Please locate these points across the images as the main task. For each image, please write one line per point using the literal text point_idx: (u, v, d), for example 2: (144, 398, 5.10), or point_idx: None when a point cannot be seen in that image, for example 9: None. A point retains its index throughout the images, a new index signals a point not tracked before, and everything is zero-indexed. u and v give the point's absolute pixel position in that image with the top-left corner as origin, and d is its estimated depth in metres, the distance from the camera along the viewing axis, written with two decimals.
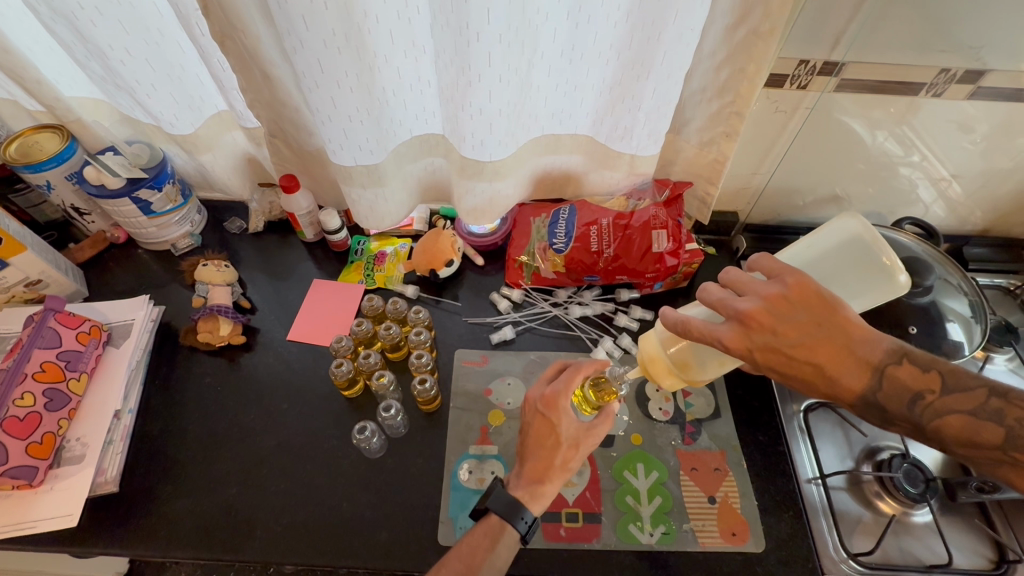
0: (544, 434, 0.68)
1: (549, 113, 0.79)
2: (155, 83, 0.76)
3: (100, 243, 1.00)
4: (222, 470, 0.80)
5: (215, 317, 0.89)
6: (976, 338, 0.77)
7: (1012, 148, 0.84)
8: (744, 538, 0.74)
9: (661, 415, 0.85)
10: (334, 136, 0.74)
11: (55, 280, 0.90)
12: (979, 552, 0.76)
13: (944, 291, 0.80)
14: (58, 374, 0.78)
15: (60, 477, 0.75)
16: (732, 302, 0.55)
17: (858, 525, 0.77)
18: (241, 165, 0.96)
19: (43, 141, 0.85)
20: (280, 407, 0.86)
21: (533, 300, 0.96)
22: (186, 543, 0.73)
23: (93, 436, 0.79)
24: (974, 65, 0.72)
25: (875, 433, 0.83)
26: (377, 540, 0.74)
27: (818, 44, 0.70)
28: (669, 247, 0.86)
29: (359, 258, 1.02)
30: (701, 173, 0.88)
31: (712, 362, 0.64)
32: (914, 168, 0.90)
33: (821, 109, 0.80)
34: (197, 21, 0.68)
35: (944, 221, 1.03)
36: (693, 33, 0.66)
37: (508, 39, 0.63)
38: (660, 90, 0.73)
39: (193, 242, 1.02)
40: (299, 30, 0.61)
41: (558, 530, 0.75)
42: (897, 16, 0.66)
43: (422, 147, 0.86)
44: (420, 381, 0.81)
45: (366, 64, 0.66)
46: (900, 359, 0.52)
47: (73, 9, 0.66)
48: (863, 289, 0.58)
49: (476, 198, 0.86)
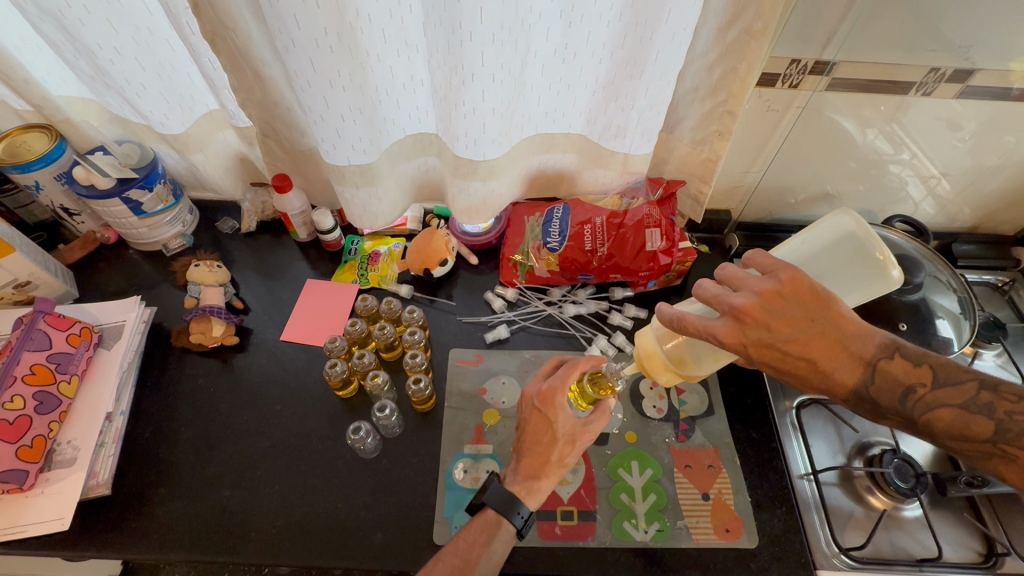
0: (541, 430, 0.68)
1: (542, 112, 0.79)
2: (145, 82, 0.76)
3: (90, 244, 0.99)
4: (216, 472, 0.79)
5: (208, 317, 0.88)
6: (965, 334, 0.78)
7: (1000, 146, 0.85)
8: (738, 534, 0.75)
9: (656, 413, 0.85)
10: (327, 135, 0.73)
11: (45, 281, 0.89)
12: (967, 545, 0.77)
13: (934, 288, 0.80)
14: (48, 376, 0.77)
15: (51, 481, 0.74)
16: (726, 297, 0.55)
17: (849, 520, 0.78)
18: (232, 164, 0.95)
19: (32, 141, 0.85)
20: (274, 407, 0.85)
21: (527, 300, 0.96)
22: (180, 545, 0.73)
23: (84, 438, 0.78)
24: (963, 64, 0.72)
25: (866, 428, 0.85)
26: (372, 541, 0.74)
27: (810, 43, 0.70)
28: (662, 246, 0.87)
29: (353, 258, 1.01)
30: (693, 172, 0.88)
31: (707, 358, 0.64)
32: (905, 166, 0.91)
33: (812, 108, 0.80)
34: (187, 19, 0.68)
35: (934, 219, 1.04)
36: (685, 33, 0.66)
37: (501, 38, 0.63)
38: (653, 89, 0.73)
39: (185, 242, 1.01)
40: (291, 30, 0.60)
41: (553, 529, 0.75)
42: (887, 14, 0.67)
43: (415, 146, 0.86)
44: (415, 381, 0.81)
45: (359, 63, 0.66)
46: (892, 353, 0.53)
47: (60, 8, 0.65)
48: (857, 284, 0.59)
49: (471, 197, 0.86)
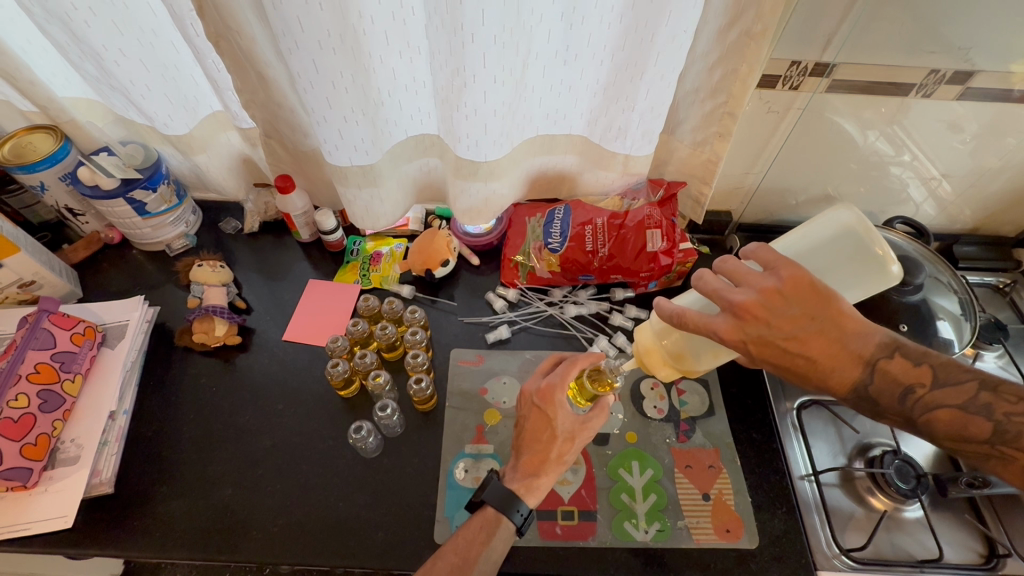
0: (540, 427, 0.69)
1: (543, 113, 0.80)
2: (150, 84, 0.76)
3: (94, 244, 1.00)
4: (218, 470, 0.80)
5: (210, 317, 0.88)
6: (965, 335, 0.78)
7: (1001, 148, 0.85)
8: (738, 534, 0.75)
9: (656, 413, 0.85)
10: (330, 136, 0.74)
11: (49, 280, 0.89)
12: (968, 547, 0.77)
13: (935, 289, 0.80)
14: (53, 375, 0.78)
15: (55, 479, 0.75)
16: (726, 293, 0.55)
17: (849, 521, 0.78)
18: (236, 165, 0.96)
19: (37, 141, 0.85)
20: (276, 407, 0.86)
21: (528, 300, 0.97)
22: (182, 543, 0.73)
23: (88, 436, 0.78)
24: (963, 66, 0.72)
25: (866, 429, 0.85)
26: (373, 540, 0.74)
27: (810, 44, 0.71)
28: (663, 246, 0.87)
29: (355, 259, 1.02)
30: (694, 173, 0.89)
31: (707, 354, 0.64)
32: (906, 167, 0.91)
33: (813, 109, 0.80)
34: (192, 22, 0.68)
35: (934, 220, 1.04)
36: (686, 35, 0.66)
37: (502, 40, 0.63)
38: (654, 90, 0.74)
39: (187, 242, 1.01)
40: (294, 31, 0.61)
41: (554, 528, 0.75)
42: (887, 17, 0.67)
43: (417, 148, 0.87)
44: (416, 381, 0.81)
45: (361, 64, 0.67)
46: (891, 352, 0.53)
47: (66, 10, 0.66)
48: (856, 280, 0.59)
49: (472, 198, 0.87)
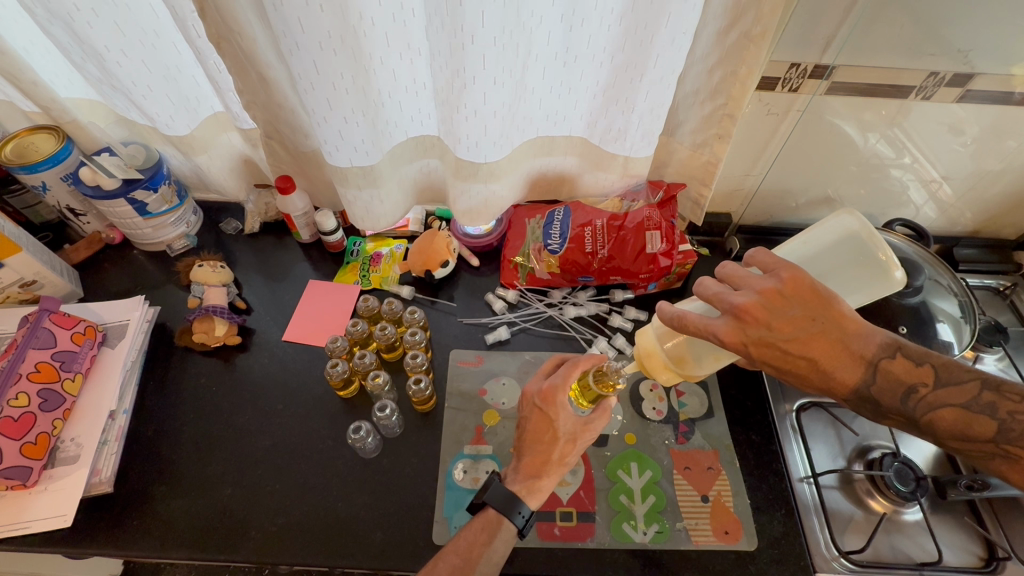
0: (542, 429, 0.69)
1: (543, 115, 0.80)
2: (152, 84, 0.77)
3: (95, 244, 1.00)
4: (217, 470, 0.80)
5: (210, 317, 0.88)
6: (964, 338, 0.78)
7: (1002, 150, 0.85)
8: (737, 537, 0.75)
9: (655, 415, 0.85)
10: (330, 137, 0.74)
11: (50, 280, 0.90)
12: (969, 549, 0.77)
13: (934, 292, 0.80)
14: (53, 374, 0.78)
15: (54, 478, 0.75)
16: (726, 296, 0.55)
17: (849, 524, 0.77)
18: (237, 166, 0.96)
19: (39, 142, 0.85)
20: (275, 407, 0.86)
21: (528, 301, 0.97)
22: (181, 543, 0.73)
23: (87, 436, 0.79)
24: (962, 68, 0.72)
25: (866, 431, 0.85)
26: (372, 540, 0.74)
27: (810, 48, 0.71)
28: (663, 247, 0.87)
29: (355, 259, 1.02)
30: (694, 174, 0.89)
31: (707, 357, 0.65)
32: (906, 170, 0.91)
33: (812, 111, 0.81)
34: (194, 23, 0.69)
35: (935, 222, 1.04)
36: (685, 38, 0.67)
37: (502, 41, 0.64)
38: (653, 92, 0.74)
39: (188, 243, 1.02)
40: (294, 33, 0.61)
41: (552, 529, 0.75)
42: (886, 19, 0.67)
43: (417, 149, 0.87)
44: (415, 381, 0.81)
45: (361, 66, 0.67)
46: (894, 353, 0.53)
47: (69, 10, 0.66)
48: (859, 284, 0.59)
49: (472, 199, 0.87)
